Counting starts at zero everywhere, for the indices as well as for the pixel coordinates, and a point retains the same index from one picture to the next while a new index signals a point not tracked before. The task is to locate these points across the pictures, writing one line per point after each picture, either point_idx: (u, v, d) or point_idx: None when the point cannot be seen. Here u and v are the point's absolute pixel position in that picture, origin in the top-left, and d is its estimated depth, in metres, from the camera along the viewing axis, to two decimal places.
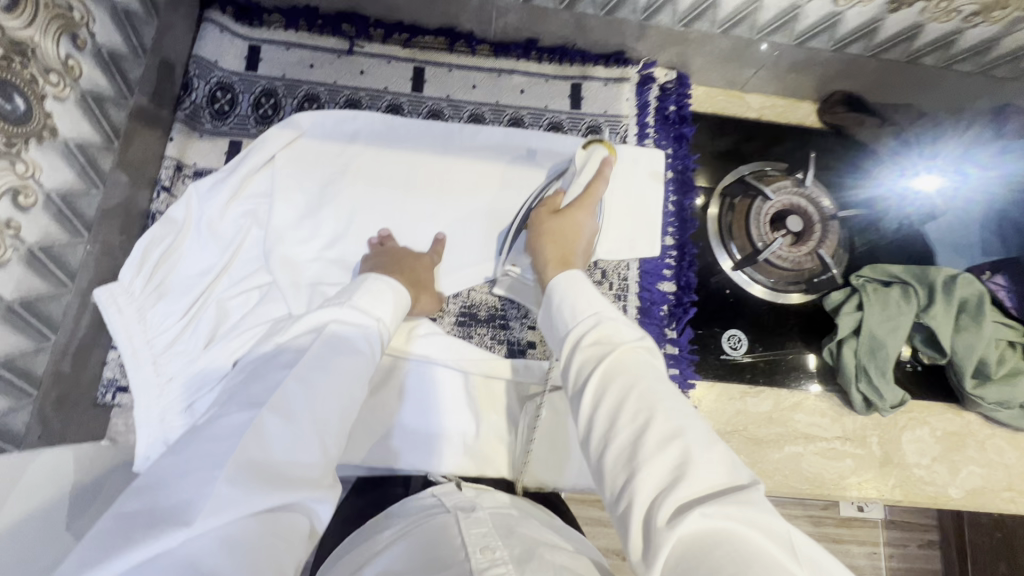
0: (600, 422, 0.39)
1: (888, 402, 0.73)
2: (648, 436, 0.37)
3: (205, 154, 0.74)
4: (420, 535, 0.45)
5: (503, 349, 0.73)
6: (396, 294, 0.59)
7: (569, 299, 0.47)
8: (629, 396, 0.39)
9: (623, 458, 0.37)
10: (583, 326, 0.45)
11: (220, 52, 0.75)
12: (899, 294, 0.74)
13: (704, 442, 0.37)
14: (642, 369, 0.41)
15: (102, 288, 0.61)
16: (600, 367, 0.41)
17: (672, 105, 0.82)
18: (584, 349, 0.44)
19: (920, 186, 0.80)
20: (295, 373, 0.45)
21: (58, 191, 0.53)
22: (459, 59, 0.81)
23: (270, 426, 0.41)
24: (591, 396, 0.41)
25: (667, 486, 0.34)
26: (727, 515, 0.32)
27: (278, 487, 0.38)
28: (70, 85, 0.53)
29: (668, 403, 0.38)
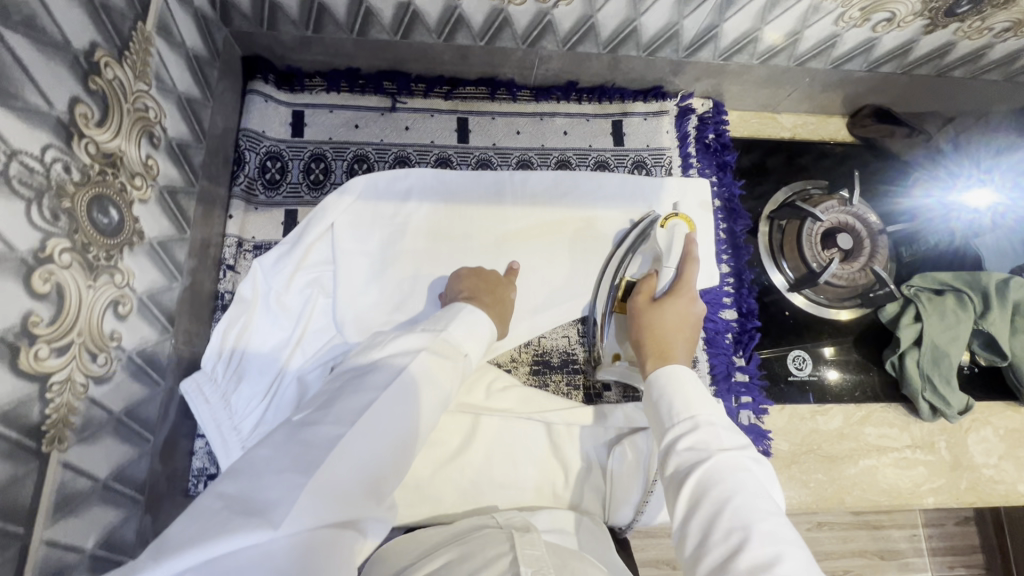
0: (694, 526, 0.43)
1: (955, 409, 0.75)
2: (740, 556, 0.39)
3: (263, 226, 0.73)
4: (458, 551, 0.47)
5: (581, 395, 0.74)
6: (487, 328, 0.59)
7: (677, 397, 0.51)
8: (724, 509, 0.42)
9: (718, 568, 0.40)
10: (680, 427, 0.49)
11: (267, 122, 0.75)
12: (954, 301, 0.75)
13: (806, 574, 0.38)
14: (738, 485, 0.44)
15: (187, 379, 0.62)
16: (700, 471, 0.45)
17: (711, 134, 0.84)
18: (680, 453, 0.48)
19: (970, 201, 0.80)
20: (383, 396, 0.46)
21: (147, 292, 0.53)
22: (501, 106, 0.81)
23: (352, 444, 0.42)
24: (687, 501, 0.45)
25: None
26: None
27: (344, 503, 0.39)
28: (150, 184, 0.53)
29: (764, 524, 0.41)
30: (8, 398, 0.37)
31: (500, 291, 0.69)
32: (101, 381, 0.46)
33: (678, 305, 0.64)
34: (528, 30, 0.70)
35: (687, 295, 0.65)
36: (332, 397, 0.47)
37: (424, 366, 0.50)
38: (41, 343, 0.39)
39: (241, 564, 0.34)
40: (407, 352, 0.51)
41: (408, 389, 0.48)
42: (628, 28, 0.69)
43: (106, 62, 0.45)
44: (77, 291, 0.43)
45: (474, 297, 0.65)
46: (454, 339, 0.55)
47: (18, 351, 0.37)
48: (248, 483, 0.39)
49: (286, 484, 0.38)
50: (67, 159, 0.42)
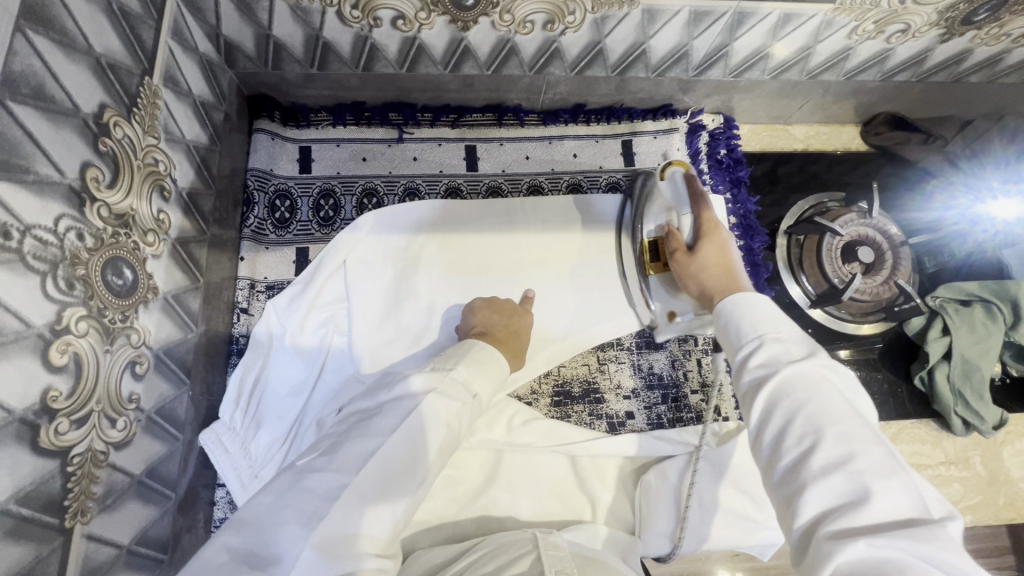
0: (767, 435, 0.39)
1: (990, 423, 0.73)
2: (814, 458, 0.36)
3: (275, 266, 0.72)
4: (482, 560, 0.48)
5: (604, 424, 0.72)
6: (498, 365, 0.57)
7: (746, 319, 0.46)
8: (795, 416, 0.38)
9: (790, 472, 0.36)
10: (749, 347, 0.44)
11: (274, 160, 0.75)
12: (982, 313, 0.73)
13: (887, 471, 0.34)
14: (812, 390, 0.39)
15: (206, 430, 0.61)
16: (773, 381, 0.40)
17: (723, 149, 0.82)
18: (751, 370, 0.42)
19: (996, 211, 0.76)
20: (390, 442, 0.44)
21: (163, 347, 0.52)
22: (509, 132, 0.80)
23: (353, 491, 0.41)
24: (760, 410, 0.40)
25: (838, 509, 0.33)
26: (903, 547, 0.30)
27: (346, 553, 0.38)
28: (163, 239, 0.52)
29: (840, 426, 0.36)
30: (30, 479, 0.36)
31: (518, 319, 0.69)
32: (121, 446, 0.45)
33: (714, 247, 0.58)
34: (536, 57, 0.69)
35: (718, 232, 0.59)
36: (338, 443, 0.45)
37: (435, 407, 0.48)
38: (60, 417, 0.38)
39: None
40: (414, 392, 0.49)
41: (418, 437, 0.46)
42: (636, 51, 0.68)
43: (115, 122, 0.45)
44: (95, 358, 0.42)
45: (487, 334, 0.64)
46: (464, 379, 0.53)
47: (38, 430, 0.37)
48: (252, 534, 0.39)
49: (287, 538, 0.38)
50: (79, 226, 0.41)
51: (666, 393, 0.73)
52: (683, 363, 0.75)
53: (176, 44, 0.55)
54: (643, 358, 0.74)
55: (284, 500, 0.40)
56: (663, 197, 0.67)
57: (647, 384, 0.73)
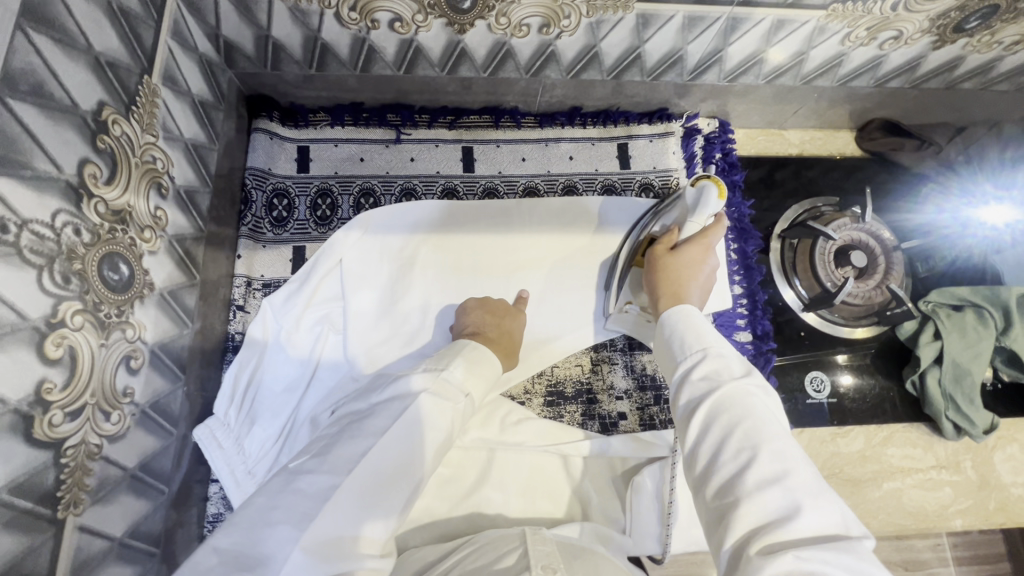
0: (704, 450, 0.40)
1: (980, 428, 0.73)
2: (749, 474, 0.37)
3: (272, 264, 0.73)
4: (472, 550, 0.50)
5: (596, 425, 0.72)
6: (490, 365, 0.58)
7: (686, 335, 0.48)
8: (733, 432, 0.39)
9: (724, 488, 0.38)
10: (691, 361, 0.46)
11: (273, 159, 0.75)
12: (973, 318, 0.74)
13: (813, 489, 0.36)
14: (750, 408, 0.41)
15: (200, 426, 0.62)
16: (713, 396, 0.42)
17: (718, 153, 0.83)
18: (693, 384, 0.44)
19: (986, 216, 0.77)
20: (381, 443, 0.45)
21: (159, 343, 0.53)
22: (506, 134, 0.81)
23: (345, 493, 0.41)
24: (700, 424, 0.41)
25: (769, 524, 0.35)
26: (825, 562, 0.32)
27: (342, 555, 0.39)
28: (160, 235, 0.53)
29: (773, 444, 0.38)
30: (22, 470, 0.36)
31: (513, 319, 0.69)
32: (115, 439, 0.46)
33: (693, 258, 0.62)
34: (532, 60, 0.70)
35: (705, 242, 0.62)
36: (330, 444, 0.46)
37: (428, 408, 0.49)
38: (54, 409, 0.39)
39: None
40: (406, 394, 0.50)
41: (409, 438, 0.46)
42: (632, 55, 0.69)
43: (113, 120, 0.46)
44: (90, 351, 0.43)
45: (478, 335, 0.65)
46: (457, 379, 0.53)
47: (33, 421, 0.37)
48: (242, 535, 0.39)
49: (281, 539, 0.38)
50: (77, 222, 0.42)
51: (658, 394, 0.73)
52: None
53: (175, 44, 0.56)
54: (635, 359, 0.74)
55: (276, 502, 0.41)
56: (682, 203, 0.68)
57: (640, 385, 0.74)
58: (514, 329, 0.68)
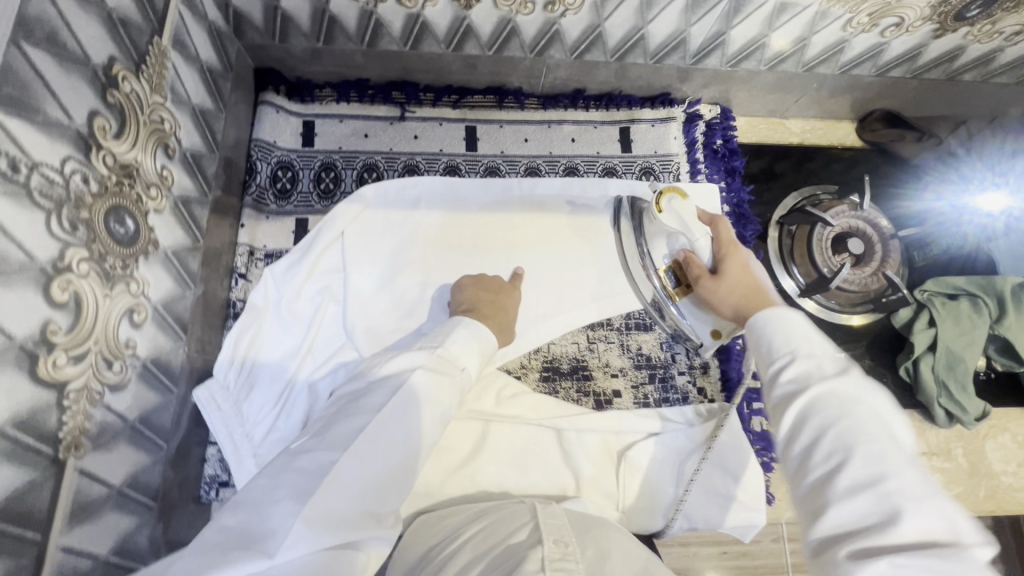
0: (794, 451, 0.38)
1: (971, 415, 0.74)
2: (840, 477, 0.35)
3: (274, 235, 0.74)
4: (486, 522, 0.49)
5: (591, 401, 0.72)
6: (485, 340, 0.58)
7: (776, 335, 0.44)
8: (825, 433, 0.37)
9: (814, 491, 0.36)
10: (781, 361, 0.42)
11: (278, 132, 0.76)
12: (968, 306, 0.75)
13: (917, 492, 0.33)
14: (844, 405, 0.37)
15: (200, 387, 0.62)
16: (804, 397, 0.39)
17: (719, 139, 0.84)
18: (782, 385, 0.41)
19: (983, 204, 0.78)
20: (377, 419, 0.46)
21: (162, 300, 0.53)
22: (509, 114, 0.82)
23: (345, 467, 0.42)
24: (789, 425, 0.39)
25: (862, 528, 0.33)
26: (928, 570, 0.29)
27: (346, 525, 0.39)
28: (165, 195, 0.54)
29: (872, 445, 0.35)
30: (27, 405, 0.37)
31: (506, 296, 0.70)
32: (116, 388, 0.47)
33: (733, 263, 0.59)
34: (536, 39, 0.71)
35: (737, 252, 0.60)
36: (327, 424, 0.46)
37: (423, 383, 0.50)
38: (58, 351, 0.40)
39: None
40: (403, 369, 0.51)
41: (403, 413, 0.47)
42: (635, 36, 0.70)
43: (123, 76, 0.46)
44: (94, 299, 0.44)
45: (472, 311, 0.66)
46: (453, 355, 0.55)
47: (37, 359, 0.38)
48: (244, 513, 0.39)
49: (282, 512, 0.38)
50: (85, 171, 0.42)
51: (653, 373, 0.74)
52: (671, 344, 0.75)
53: (186, 10, 0.57)
54: (632, 338, 0.75)
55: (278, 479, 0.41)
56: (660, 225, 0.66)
57: (636, 364, 0.74)
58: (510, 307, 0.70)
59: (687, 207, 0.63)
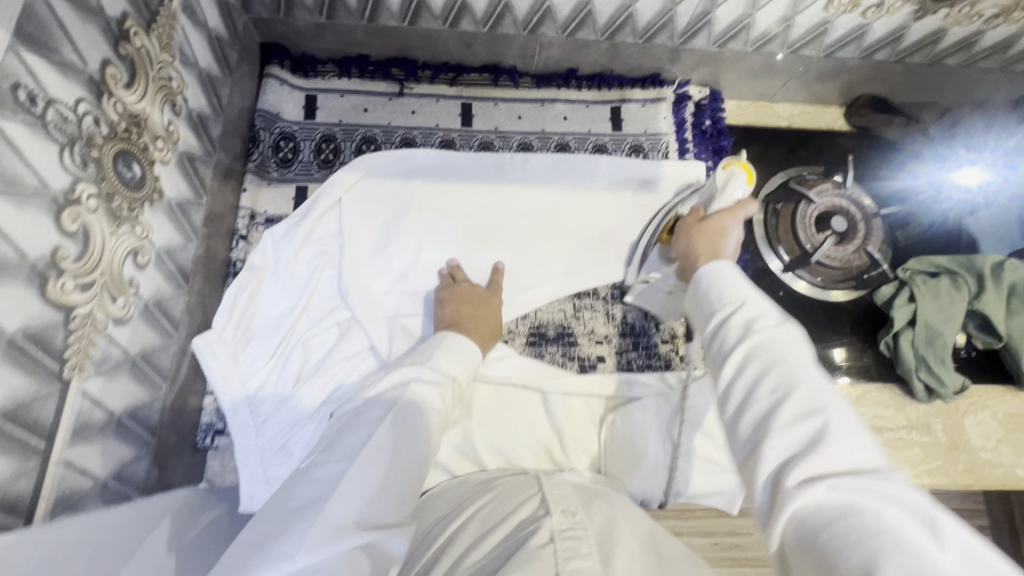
0: (736, 388, 0.37)
1: (951, 389, 0.75)
2: (783, 411, 0.34)
3: (275, 201, 0.77)
4: (491, 494, 0.50)
5: (575, 365, 0.74)
6: (472, 353, 0.61)
7: (717, 285, 0.44)
8: (767, 370, 0.37)
9: (756, 426, 0.35)
10: (729, 307, 0.42)
11: (282, 104, 0.80)
12: (948, 283, 0.76)
13: (852, 424, 0.33)
14: (783, 344, 0.38)
15: (200, 337, 0.65)
16: (747, 343, 0.38)
17: (707, 120, 0.86)
18: (731, 326, 0.40)
19: (962, 180, 0.83)
20: (380, 429, 0.47)
21: (164, 247, 0.57)
22: (504, 92, 0.85)
23: (356, 476, 0.42)
24: (731, 364, 0.38)
25: (801, 454, 0.33)
26: (869, 491, 0.30)
27: (364, 531, 0.39)
28: (171, 148, 0.57)
29: (812, 384, 0.35)
30: (36, 320, 0.40)
31: (485, 304, 0.71)
32: (120, 322, 0.50)
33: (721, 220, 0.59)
34: (529, 16, 0.74)
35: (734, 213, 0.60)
36: (333, 438, 0.48)
37: (419, 395, 0.52)
38: (67, 276, 0.43)
39: None
40: (401, 384, 0.53)
41: (403, 422, 0.49)
42: (624, 14, 0.73)
43: (134, 31, 0.50)
44: (101, 234, 0.47)
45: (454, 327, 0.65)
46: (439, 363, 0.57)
47: (47, 280, 0.41)
48: (256, 540, 0.39)
49: (295, 528, 0.38)
50: (96, 114, 0.46)
51: (637, 341, 0.76)
52: (655, 315, 0.78)
53: None
54: (617, 308, 0.77)
55: (291, 495, 0.41)
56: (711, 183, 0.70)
57: (620, 332, 0.76)
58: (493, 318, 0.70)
59: (744, 182, 0.66)
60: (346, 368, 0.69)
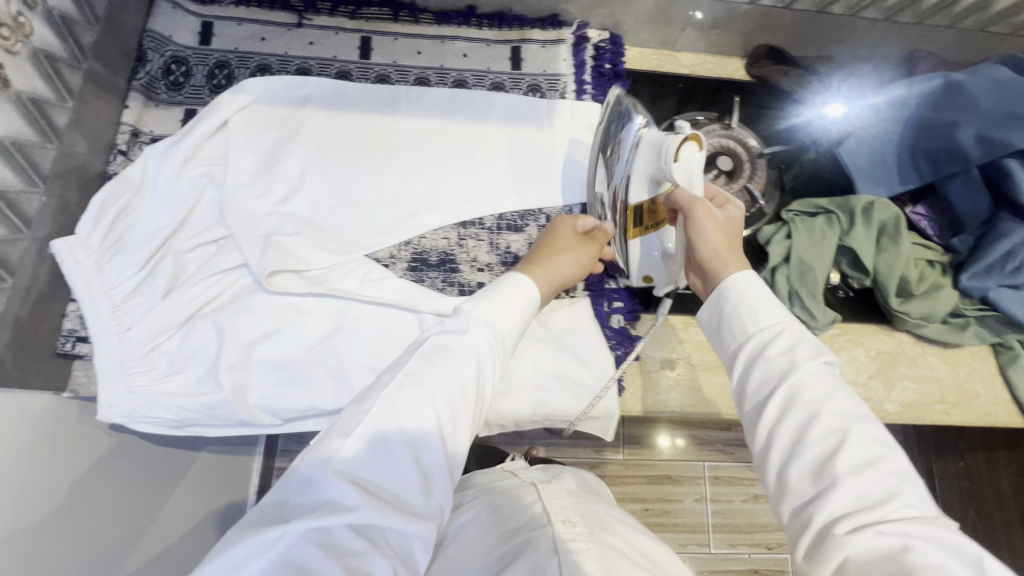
0: (787, 430, 0.47)
1: (822, 322, 0.77)
2: (840, 456, 0.44)
3: (161, 122, 0.77)
4: (506, 498, 0.72)
5: (454, 290, 0.75)
6: (509, 285, 0.61)
7: (748, 307, 0.54)
8: (817, 416, 0.47)
9: (813, 474, 0.45)
10: (764, 333, 0.52)
11: (174, 28, 0.80)
12: (824, 222, 0.79)
13: (900, 472, 0.44)
14: (822, 392, 0.48)
15: (59, 240, 0.64)
16: (789, 381, 0.49)
17: (606, 63, 0.88)
18: (769, 361, 0.51)
19: (832, 113, 0.85)
20: (395, 392, 0.50)
21: (10, 138, 0.57)
22: (403, 27, 0.86)
23: (357, 445, 0.46)
24: (777, 410, 0.48)
25: (856, 509, 0.42)
26: (917, 536, 0.40)
27: (374, 508, 0.43)
28: (21, 40, 0.58)
29: (860, 428, 0.46)
30: None
31: (549, 239, 0.71)
32: None
33: (705, 226, 0.59)
34: None
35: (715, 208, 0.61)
36: (363, 395, 0.51)
37: (437, 351, 0.53)
38: None
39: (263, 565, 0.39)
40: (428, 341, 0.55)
41: (421, 387, 0.50)
42: None
43: None
44: None
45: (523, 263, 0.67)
46: (482, 325, 0.57)
47: None
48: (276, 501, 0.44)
49: (304, 492, 0.44)
50: None
51: None
52: None
53: None
54: (501, 238, 0.78)
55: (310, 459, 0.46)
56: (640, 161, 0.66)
57: (502, 261, 0.77)
58: (561, 260, 0.68)
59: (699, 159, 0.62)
60: (216, 282, 0.70)
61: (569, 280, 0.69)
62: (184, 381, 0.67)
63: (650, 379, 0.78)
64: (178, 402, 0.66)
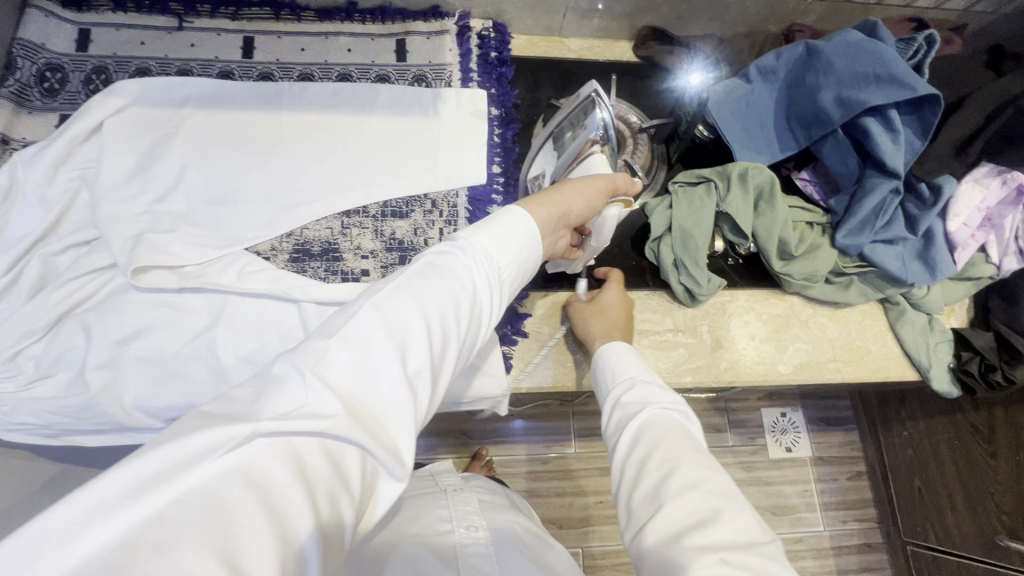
0: (637, 462, 0.53)
1: (707, 290, 0.78)
2: (672, 479, 0.49)
3: (34, 128, 0.77)
4: (420, 502, 0.78)
5: (338, 279, 0.76)
6: (509, 213, 0.56)
7: (610, 370, 0.66)
8: (658, 452, 0.52)
9: (651, 499, 0.49)
10: (623, 387, 0.62)
11: (48, 35, 0.80)
12: (703, 190, 0.80)
13: (729, 491, 0.48)
14: (662, 431, 0.54)
15: None
16: (637, 422, 0.57)
17: (492, 51, 0.89)
18: (624, 408, 0.60)
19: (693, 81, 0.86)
20: (386, 300, 0.44)
21: None
22: (286, 27, 0.86)
23: (340, 350, 0.40)
24: (626, 445, 0.56)
25: (691, 528, 0.45)
26: (738, 558, 0.42)
27: (354, 423, 0.37)
28: None
29: (691, 458, 0.51)
30: None
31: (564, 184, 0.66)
32: None
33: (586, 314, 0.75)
34: None
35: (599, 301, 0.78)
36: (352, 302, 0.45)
37: (431, 269, 0.48)
38: None
39: (218, 462, 0.32)
40: (426, 259, 0.50)
41: (420, 300, 0.45)
42: None
43: None
44: None
45: (536, 198, 0.61)
46: (482, 247, 0.52)
47: None
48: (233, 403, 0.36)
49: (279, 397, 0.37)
50: None
51: (403, 255, 0.78)
52: (424, 231, 0.80)
53: None
54: (386, 225, 0.79)
55: (292, 359, 0.39)
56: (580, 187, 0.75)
57: (386, 247, 0.78)
58: (575, 201, 0.63)
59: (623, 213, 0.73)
60: (86, 281, 0.70)
61: (567, 219, 0.63)
62: (53, 386, 0.66)
63: (538, 354, 0.79)
64: (45, 407, 0.65)
